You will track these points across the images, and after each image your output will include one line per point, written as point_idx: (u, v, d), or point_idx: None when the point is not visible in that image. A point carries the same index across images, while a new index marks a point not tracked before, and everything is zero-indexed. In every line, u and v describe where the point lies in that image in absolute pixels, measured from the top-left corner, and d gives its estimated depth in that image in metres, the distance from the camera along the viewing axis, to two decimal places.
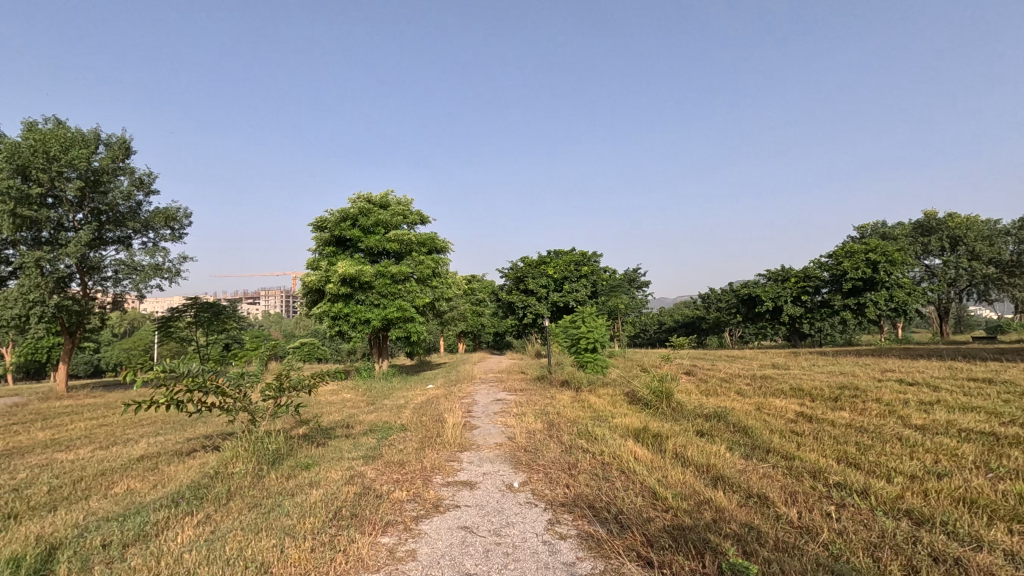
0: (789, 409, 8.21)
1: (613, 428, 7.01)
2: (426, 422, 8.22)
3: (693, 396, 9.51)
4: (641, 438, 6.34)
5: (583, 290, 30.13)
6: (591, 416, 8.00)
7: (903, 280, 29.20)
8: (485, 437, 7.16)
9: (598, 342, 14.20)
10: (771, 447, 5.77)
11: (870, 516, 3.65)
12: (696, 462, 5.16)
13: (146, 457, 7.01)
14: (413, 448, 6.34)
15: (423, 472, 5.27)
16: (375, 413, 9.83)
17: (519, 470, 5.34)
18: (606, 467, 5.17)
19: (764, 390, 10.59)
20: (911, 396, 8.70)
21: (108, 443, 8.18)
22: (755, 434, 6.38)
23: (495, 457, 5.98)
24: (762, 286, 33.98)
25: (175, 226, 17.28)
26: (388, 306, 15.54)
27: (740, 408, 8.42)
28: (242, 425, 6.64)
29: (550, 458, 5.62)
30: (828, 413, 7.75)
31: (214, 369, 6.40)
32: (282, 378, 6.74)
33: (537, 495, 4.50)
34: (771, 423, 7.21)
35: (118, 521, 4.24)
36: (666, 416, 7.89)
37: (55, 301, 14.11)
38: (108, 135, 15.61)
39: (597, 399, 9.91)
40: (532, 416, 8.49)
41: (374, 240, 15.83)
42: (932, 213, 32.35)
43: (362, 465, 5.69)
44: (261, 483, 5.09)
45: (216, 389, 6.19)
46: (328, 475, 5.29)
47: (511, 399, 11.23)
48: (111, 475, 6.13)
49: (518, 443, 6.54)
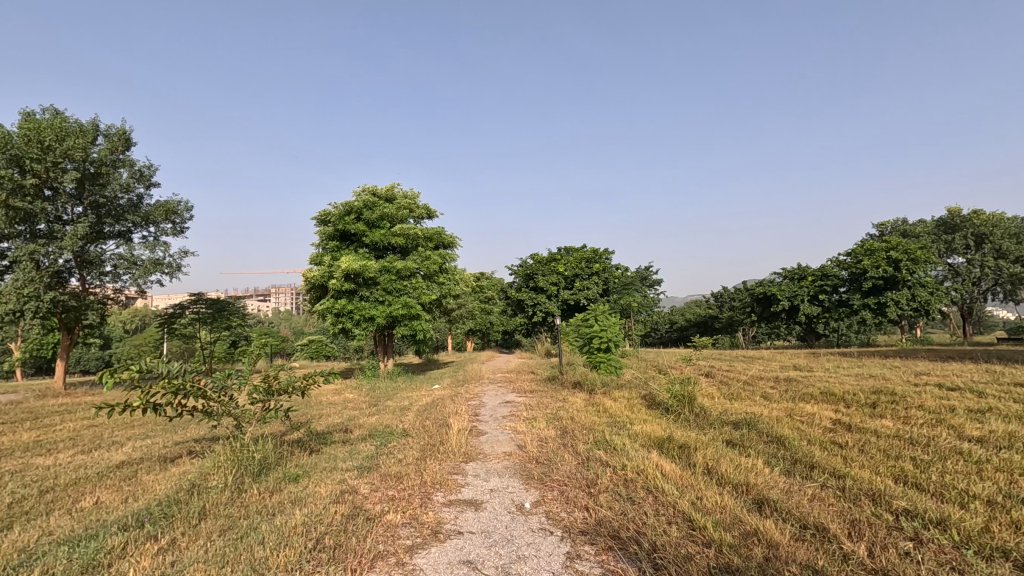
0: (824, 416, 7.55)
1: (633, 436, 6.38)
2: (430, 428, 7.61)
3: (716, 401, 8.84)
4: (665, 449, 5.71)
5: (594, 288, 29.44)
6: (608, 422, 7.37)
7: (926, 279, 28.11)
8: (493, 445, 6.57)
9: (612, 342, 13.56)
10: (813, 461, 5.13)
11: (960, 559, 3.00)
12: (733, 479, 4.53)
13: (126, 464, 6.47)
14: (413, 458, 5.75)
15: (423, 489, 4.67)
16: (375, 416, 9.26)
17: (530, 487, 4.73)
18: (630, 485, 4.54)
19: (791, 394, 9.90)
20: (957, 403, 7.97)
21: (93, 446, 7.69)
22: (794, 445, 5.73)
23: (502, 470, 5.37)
24: (778, 285, 33.04)
25: (176, 220, 16.86)
26: (393, 303, 15.00)
27: (770, 414, 7.77)
28: (227, 431, 6.05)
29: (566, 473, 5.00)
30: (868, 421, 7.07)
31: (197, 369, 5.81)
32: (271, 381, 6.15)
33: (551, 520, 3.89)
34: (807, 432, 6.54)
35: (68, 546, 3.68)
36: (689, 423, 7.24)
37: (51, 296, 13.67)
38: (108, 126, 15.18)
39: (613, 403, 9.28)
40: (542, 421, 7.88)
41: (378, 235, 15.27)
42: (956, 210, 31.27)
43: (354, 479, 5.09)
44: (241, 499, 4.52)
45: (196, 391, 5.60)
46: (318, 491, 4.72)
47: (521, 402, 10.63)
48: (83, 485, 5.58)
49: (528, 454, 5.92)
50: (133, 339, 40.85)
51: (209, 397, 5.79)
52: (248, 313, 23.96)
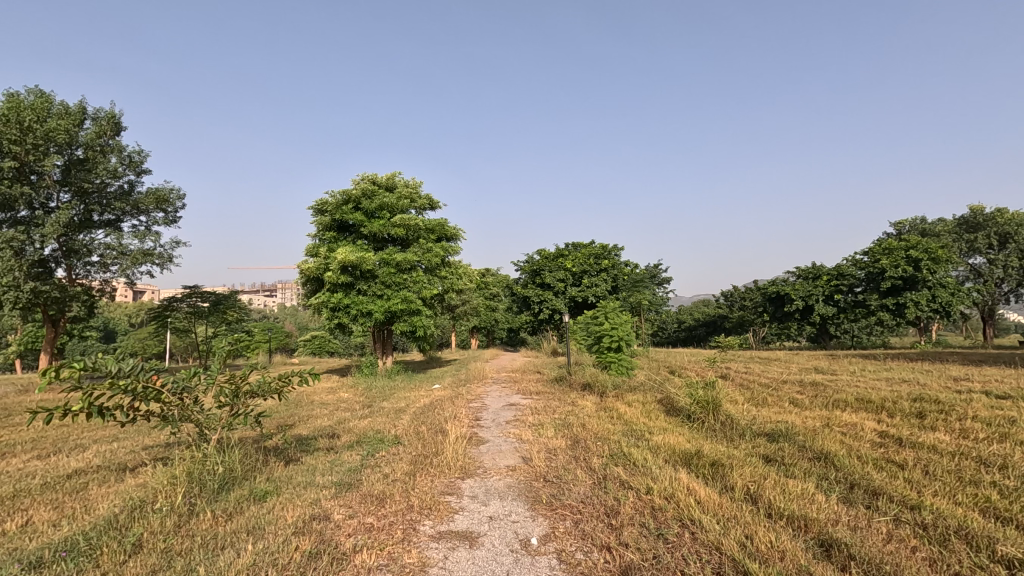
0: (867, 427, 6.68)
1: (655, 450, 5.55)
2: (426, 434, 6.83)
3: (741, 408, 8.00)
4: (695, 468, 4.90)
5: (603, 285, 28.49)
6: (623, 431, 6.56)
7: (948, 279, 26.95)
8: (494, 456, 5.77)
9: (623, 340, 12.75)
10: (876, 485, 4.31)
11: None
12: (783, 510, 3.72)
13: (78, 474, 5.69)
14: (400, 473, 4.95)
15: (406, 516, 3.87)
16: (368, 420, 8.45)
17: (538, 515, 3.91)
18: (659, 515, 3.74)
19: (823, 400, 9.06)
20: (1016, 414, 7.09)
21: (55, 449, 6.95)
22: (845, 464, 4.91)
23: (505, 490, 4.57)
24: (792, 284, 32.14)
25: (167, 209, 16.21)
26: (392, 297, 14.24)
27: (806, 424, 6.92)
28: (188, 439, 5.25)
29: (580, 497, 4.21)
30: (919, 434, 6.24)
31: (157, 367, 5.01)
32: (239, 383, 5.35)
33: (565, 565, 3.09)
34: (854, 446, 5.70)
35: None
36: (716, 434, 6.42)
37: (31, 286, 12.98)
38: (96, 109, 14.56)
39: (628, 408, 8.44)
40: (550, 428, 7.07)
41: (378, 225, 14.46)
42: (979, 208, 30.08)
43: (328, 500, 4.29)
44: (187, 527, 3.75)
45: (153, 393, 4.80)
46: (283, 516, 3.92)
47: (526, 404, 9.85)
48: (20, 500, 4.82)
49: (535, 469, 5.12)
50: (135, 332, 40.38)
51: (165, 402, 4.95)
52: (248, 306, 23.45)
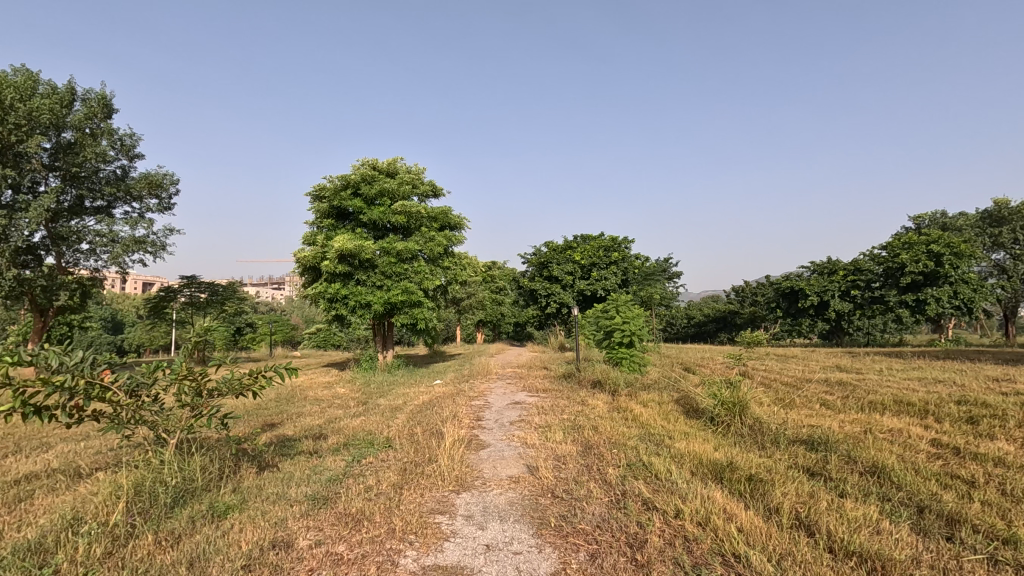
0: (916, 434, 5.92)
1: (680, 460, 4.83)
2: (420, 437, 6.15)
3: (767, 410, 7.26)
4: (729, 483, 4.18)
5: (613, 279, 27.71)
6: (641, 436, 5.85)
7: (971, 275, 25.78)
8: (495, 465, 5.06)
9: (635, 335, 11.99)
10: (952, 511, 3.57)
11: None
12: (848, 545, 3.01)
13: (27, 480, 5.04)
14: (385, 487, 4.27)
15: (385, 545, 3.19)
16: (360, 419, 7.77)
17: (545, 544, 3.22)
18: (696, 548, 3.04)
19: (855, 401, 8.32)
20: None
21: (14, 450, 6.33)
22: (906, 480, 4.18)
23: (507, 508, 3.88)
24: (807, 279, 31.25)
25: (161, 195, 15.63)
26: (391, 288, 13.58)
27: (844, 430, 6.18)
28: (143, 444, 4.56)
29: (596, 521, 3.51)
30: (977, 444, 5.48)
31: (109, 362, 4.32)
32: (202, 379, 4.67)
33: None
34: (908, 458, 4.95)
35: None
36: (746, 442, 5.68)
37: (14, 274, 12.43)
38: (86, 90, 14.01)
39: (643, 408, 7.71)
40: (558, 430, 6.35)
41: (378, 212, 13.80)
42: (1003, 201, 29.02)
43: (296, 520, 3.60)
44: (118, 557, 3.07)
45: (101, 391, 4.11)
46: (238, 541, 3.25)
47: (532, 403, 9.15)
48: None
49: (541, 481, 4.44)
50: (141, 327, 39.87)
51: (116, 401, 4.27)
52: (250, 298, 22.88)
